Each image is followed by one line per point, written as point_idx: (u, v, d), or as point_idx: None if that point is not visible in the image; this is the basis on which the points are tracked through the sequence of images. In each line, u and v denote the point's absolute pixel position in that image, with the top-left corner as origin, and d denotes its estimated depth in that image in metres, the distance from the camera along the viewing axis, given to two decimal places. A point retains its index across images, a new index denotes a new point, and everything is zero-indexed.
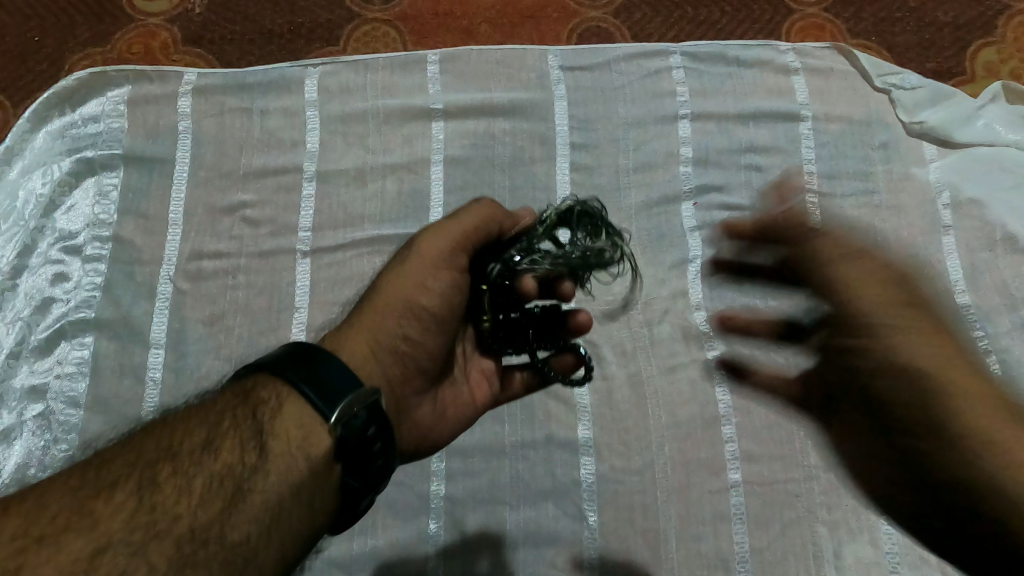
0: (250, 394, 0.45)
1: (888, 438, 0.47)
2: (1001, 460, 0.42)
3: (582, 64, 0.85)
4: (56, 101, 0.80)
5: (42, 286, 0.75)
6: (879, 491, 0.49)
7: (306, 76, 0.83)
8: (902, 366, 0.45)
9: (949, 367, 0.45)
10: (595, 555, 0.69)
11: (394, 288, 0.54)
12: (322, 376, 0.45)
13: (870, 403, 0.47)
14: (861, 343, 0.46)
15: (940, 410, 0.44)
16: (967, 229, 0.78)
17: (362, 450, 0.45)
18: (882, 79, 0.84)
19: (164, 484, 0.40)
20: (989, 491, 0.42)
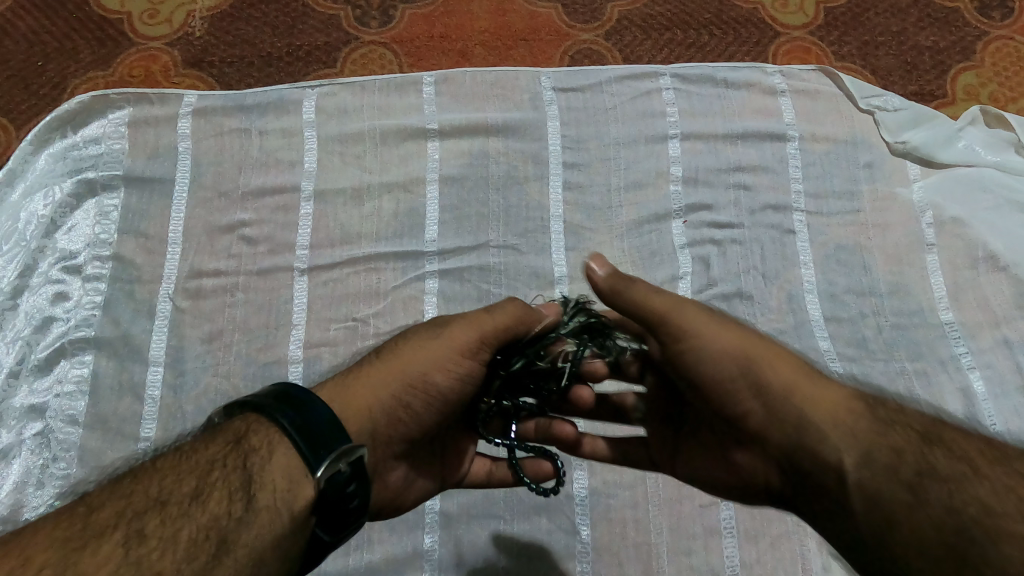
0: (242, 441, 0.48)
1: (731, 419, 0.54)
2: (814, 414, 0.49)
3: (574, 85, 0.87)
4: (58, 123, 0.82)
5: (42, 306, 0.76)
6: (743, 469, 0.55)
7: (303, 97, 0.85)
8: (719, 351, 0.53)
9: (760, 347, 0.53)
10: (588, 569, 0.70)
11: (412, 361, 0.58)
12: (312, 430, 0.48)
13: (707, 393, 0.54)
14: (686, 333, 0.54)
15: (756, 384, 0.52)
16: (950, 246, 0.80)
17: (338, 505, 0.48)
18: (866, 101, 0.86)
19: (150, 537, 0.41)
20: (808, 444, 0.49)
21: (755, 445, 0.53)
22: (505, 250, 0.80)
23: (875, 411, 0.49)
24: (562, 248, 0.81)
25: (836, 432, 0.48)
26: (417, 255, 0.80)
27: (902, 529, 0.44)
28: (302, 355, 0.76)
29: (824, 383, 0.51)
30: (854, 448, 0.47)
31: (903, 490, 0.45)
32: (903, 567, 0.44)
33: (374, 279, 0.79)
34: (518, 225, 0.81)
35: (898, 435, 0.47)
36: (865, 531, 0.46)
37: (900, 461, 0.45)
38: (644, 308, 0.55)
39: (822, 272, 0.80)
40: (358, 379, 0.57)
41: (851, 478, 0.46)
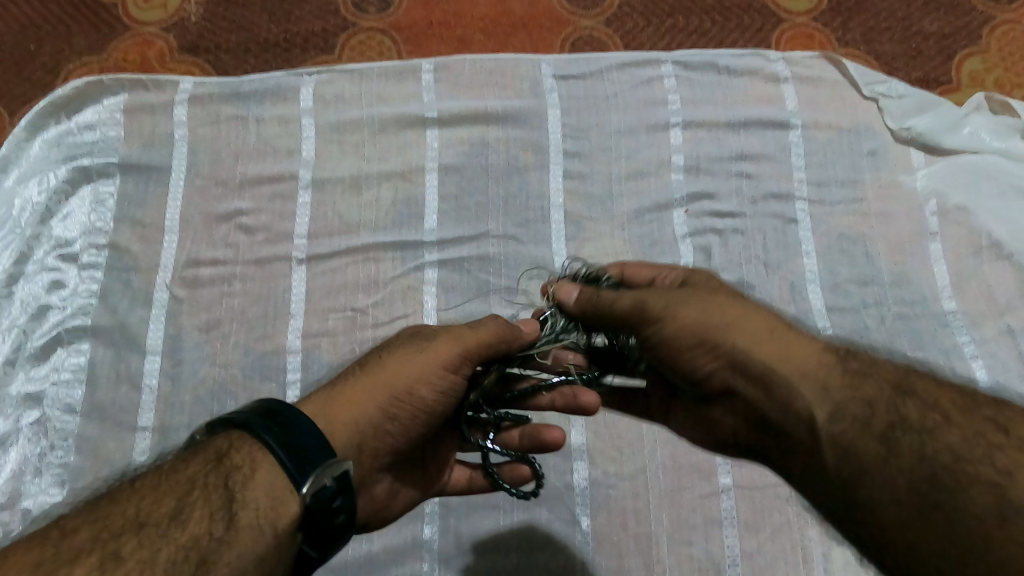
0: (224, 458, 0.48)
1: (696, 380, 0.53)
2: (781, 369, 0.49)
3: (574, 72, 0.86)
4: (52, 109, 0.81)
5: (38, 294, 0.75)
6: (715, 426, 0.55)
7: (301, 85, 0.84)
8: (679, 324, 0.53)
9: (721, 306, 0.53)
10: (588, 559, 0.69)
11: (396, 375, 0.57)
12: (295, 446, 0.48)
13: (672, 357, 0.54)
14: (646, 313, 0.55)
15: (719, 344, 0.51)
16: (953, 235, 0.80)
17: (326, 521, 0.48)
18: (871, 87, 0.85)
19: (128, 558, 0.42)
20: (775, 399, 0.49)
21: (724, 402, 0.53)
22: (505, 240, 0.80)
23: (846, 363, 0.49)
24: (562, 238, 0.80)
25: (802, 385, 0.48)
26: (416, 245, 0.79)
27: (874, 480, 0.44)
28: (300, 345, 0.75)
29: (789, 337, 0.50)
30: (821, 400, 0.47)
31: (873, 439, 0.45)
32: (873, 517, 0.44)
33: (372, 269, 0.78)
34: (518, 215, 0.81)
35: (871, 386, 0.47)
36: (835, 483, 0.46)
37: (873, 414, 0.46)
38: (612, 313, 0.57)
39: (824, 262, 0.79)
40: (343, 392, 0.56)
41: (822, 431, 0.47)
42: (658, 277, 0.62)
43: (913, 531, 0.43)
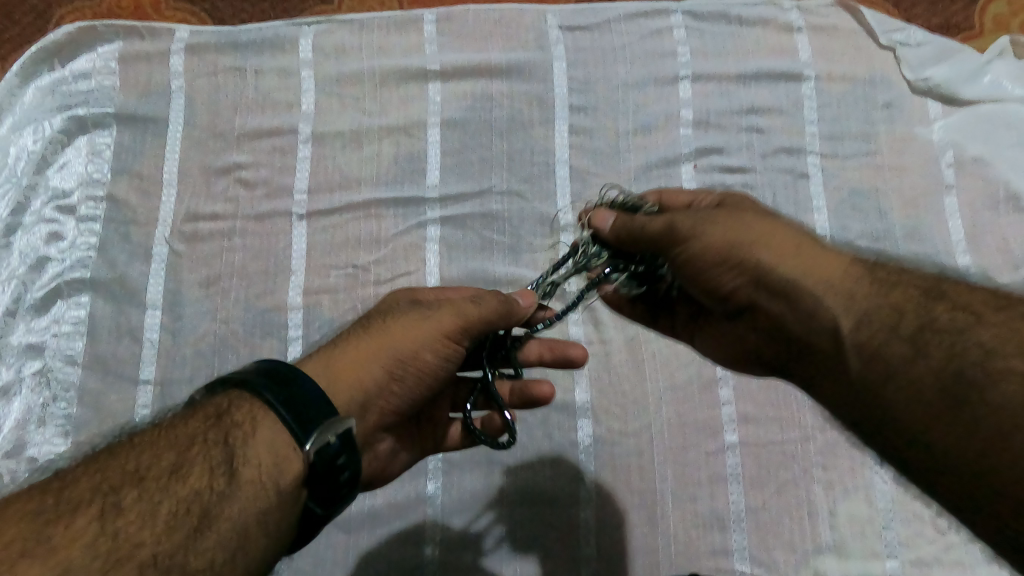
0: (224, 416, 0.46)
1: (719, 298, 0.52)
2: (807, 283, 0.47)
3: (581, 23, 0.83)
4: (45, 56, 0.79)
5: (36, 245, 0.75)
6: (739, 340, 0.55)
7: (300, 35, 0.82)
8: (706, 243, 0.50)
9: (748, 223, 0.50)
10: (592, 515, 0.69)
11: (394, 341, 0.54)
12: (298, 402, 0.46)
13: (697, 276, 0.52)
14: (675, 231, 0.51)
15: (745, 262, 0.49)
16: (969, 188, 0.78)
17: (330, 477, 0.46)
18: (888, 36, 0.82)
19: (127, 511, 0.42)
20: (800, 313, 0.48)
21: (748, 317, 0.52)
22: (509, 196, 0.78)
23: (875, 274, 0.48)
24: (567, 194, 0.78)
25: (828, 298, 0.47)
26: (418, 201, 0.77)
27: (898, 379, 0.45)
28: (301, 301, 0.74)
29: (817, 252, 0.48)
30: (847, 313, 0.46)
31: (900, 342, 0.45)
32: (897, 414, 0.45)
33: (374, 225, 0.77)
34: (522, 170, 0.79)
35: (900, 294, 0.47)
36: (858, 386, 0.46)
37: (900, 319, 0.45)
38: (643, 236, 0.53)
39: (836, 217, 0.77)
40: (346, 354, 0.54)
41: (846, 338, 0.46)
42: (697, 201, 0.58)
43: (937, 427, 0.44)
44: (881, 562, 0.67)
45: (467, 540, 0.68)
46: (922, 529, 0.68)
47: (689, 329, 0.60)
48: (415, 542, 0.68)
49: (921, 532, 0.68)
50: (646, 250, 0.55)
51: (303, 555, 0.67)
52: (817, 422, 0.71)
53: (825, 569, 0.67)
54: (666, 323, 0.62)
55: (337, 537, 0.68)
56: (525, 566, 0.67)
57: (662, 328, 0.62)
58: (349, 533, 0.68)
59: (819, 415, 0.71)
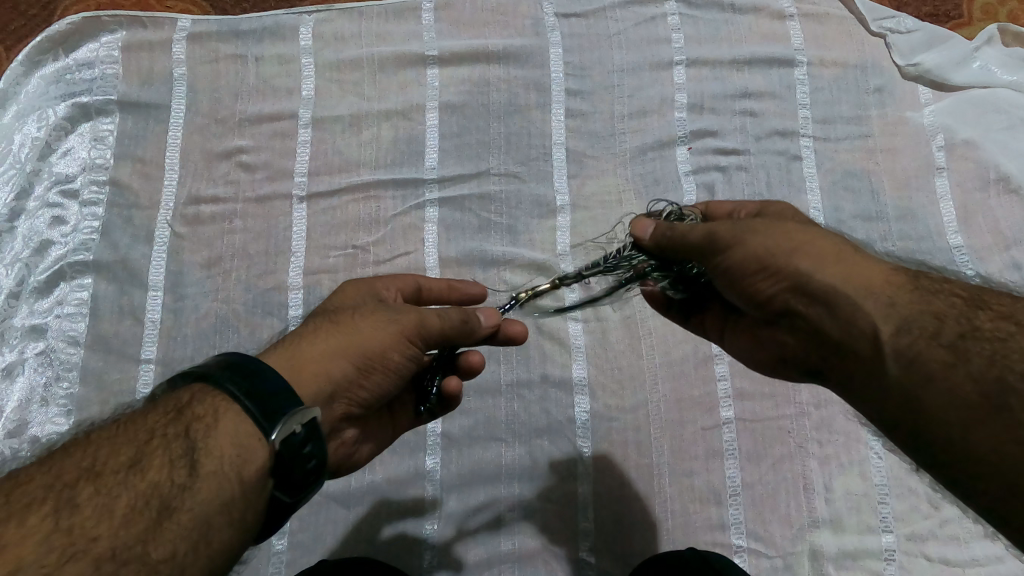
0: (185, 410, 0.44)
1: (757, 303, 0.51)
2: (845, 287, 0.47)
3: (576, 11, 0.84)
4: (49, 45, 0.81)
5: (40, 229, 0.76)
6: (775, 344, 0.54)
7: (300, 24, 0.83)
8: (745, 251, 0.49)
9: (789, 232, 0.49)
10: (590, 489, 0.70)
11: (358, 341, 0.51)
12: (262, 393, 0.44)
13: (736, 284, 0.51)
14: (717, 240, 0.50)
15: (783, 268, 0.48)
16: (960, 170, 0.79)
17: (296, 466, 0.44)
18: (878, 23, 0.84)
19: (84, 505, 0.39)
20: (839, 317, 0.47)
21: (784, 322, 0.51)
22: (506, 178, 0.79)
23: (915, 281, 0.47)
24: (563, 176, 0.80)
25: (867, 302, 0.46)
26: (417, 183, 0.79)
27: (939, 386, 0.44)
28: (302, 282, 0.75)
29: (857, 260, 0.48)
30: (886, 317, 0.45)
31: (940, 348, 0.44)
32: (937, 423, 0.44)
33: (374, 207, 0.78)
34: (519, 153, 0.80)
35: (940, 300, 0.46)
36: (896, 394, 0.45)
37: (941, 326, 0.45)
38: (683, 244, 0.53)
39: (829, 198, 0.78)
40: (310, 349, 0.50)
41: (885, 344, 0.45)
42: (737, 211, 0.59)
43: (975, 433, 0.43)
44: (877, 536, 0.68)
45: (466, 516, 0.69)
46: (917, 503, 0.69)
47: (721, 330, 0.61)
48: (414, 517, 0.69)
49: (916, 506, 0.69)
50: (682, 257, 0.54)
51: (304, 530, 0.68)
52: (811, 399, 0.72)
53: (822, 543, 0.68)
54: (698, 320, 0.62)
55: (337, 513, 0.68)
56: (523, 539, 0.68)
57: (693, 326, 0.63)
58: (348, 509, 0.68)
59: (813, 391, 0.72)
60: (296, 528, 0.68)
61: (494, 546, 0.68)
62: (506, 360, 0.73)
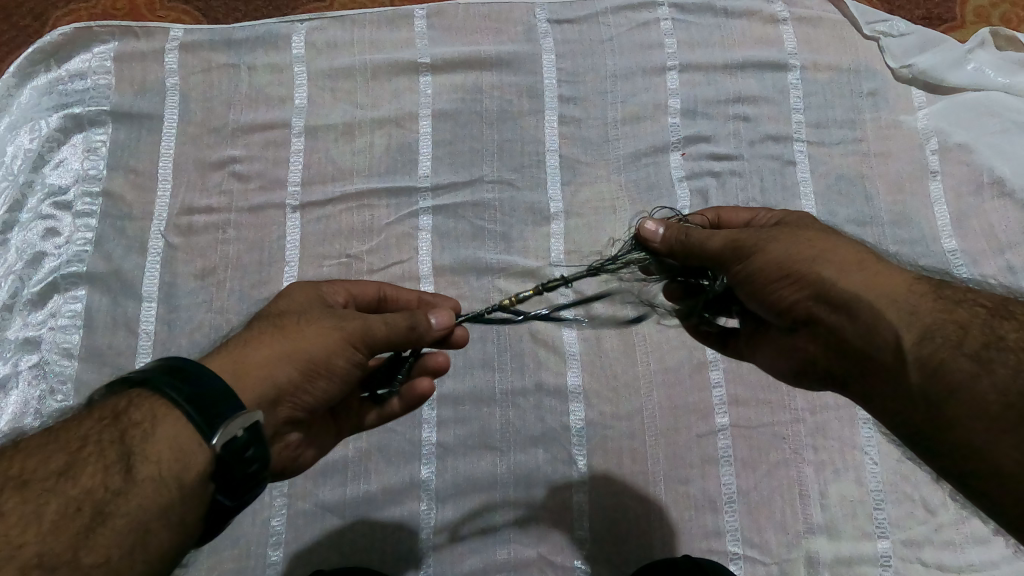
0: (121, 415, 0.43)
1: (778, 313, 0.51)
2: (867, 295, 0.46)
3: (570, 17, 0.84)
4: (42, 56, 0.81)
5: (33, 241, 0.76)
6: (796, 354, 0.53)
7: (293, 32, 0.83)
8: (768, 257, 0.50)
9: (811, 240, 0.50)
10: (585, 497, 0.69)
11: (303, 345, 0.51)
12: (205, 397, 0.43)
13: (758, 293, 0.51)
14: (740, 248, 0.51)
15: (805, 276, 0.48)
16: (954, 174, 0.79)
17: (237, 470, 0.43)
18: (871, 27, 0.84)
19: (9, 514, 0.39)
20: (861, 326, 0.47)
21: (806, 330, 0.50)
22: (499, 185, 0.79)
23: (939, 290, 0.47)
24: (557, 183, 0.79)
25: (890, 311, 0.46)
26: (410, 191, 0.78)
27: (964, 395, 0.43)
28: None
29: (878, 267, 0.48)
30: (908, 324, 0.45)
31: (964, 358, 0.44)
32: (962, 431, 0.44)
33: (367, 216, 0.78)
34: (512, 160, 0.80)
35: (965, 309, 0.46)
36: (919, 402, 0.45)
37: (965, 335, 0.44)
38: (703, 253, 0.54)
39: (823, 203, 0.78)
40: (256, 351, 0.50)
41: (908, 354, 0.45)
42: (755, 219, 0.59)
43: (1003, 442, 0.42)
44: (872, 542, 0.68)
45: (462, 525, 0.69)
46: (913, 509, 0.69)
47: (751, 345, 0.59)
48: (409, 527, 0.68)
49: (912, 513, 0.69)
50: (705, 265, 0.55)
51: (298, 541, 0.68)
52: (806, 405, 0.72)
53: (818, 550, 0.67)
54: (733, 344, 0.61)
55: (332, 523, 0.68)
56: (519, 548, 0.68)
57: (730, 352, 0.62)
58: (343, 519, 0.68)
59: (808, 396, 0.72)
60: (291, 539, 0.68)
61: (489, 555, 0.68)
62: (501, 368, 0.73)
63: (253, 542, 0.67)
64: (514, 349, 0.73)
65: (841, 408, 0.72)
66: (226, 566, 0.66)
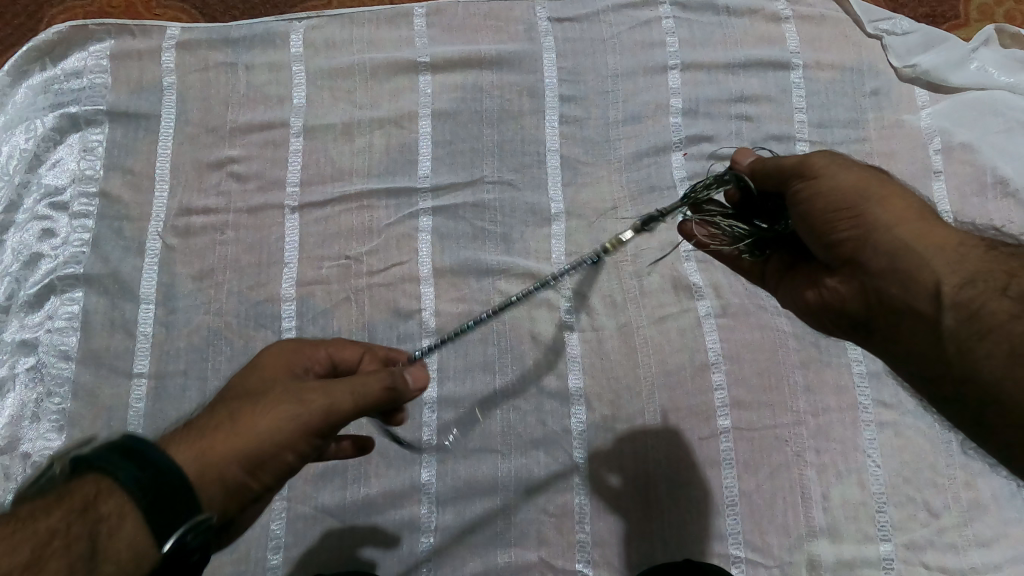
0: (91, 508, 0.42)
1: (824, 246, 0.51)
2: (916, 242, 0.47)
3: (571, 15, 0.84)
4: (36, 55, 0.80)
5: (29, 242, 0.75)
6: (820, 294, 0.52)
7: (291, 31, 0.82)
8: (835, 184, 0.50)
9: (884, 188, 0.50)
10: (585, 500, 0.69)
11: (250, 433, 0.49)
12: (172, 497, 0.44)
13: (809, 219, 0.51)
14: (807, 167, 0.51)
15: (864, 214, 0.49)
16: (958, 174, 0.79)
17: (180, 563, 0.44)
18: (875, 25, 0.83)
19: None
20: (903, 272, 0.47)
21: (843, 270, 0.50)
22: (500, 185, 0.78)
23: (987, 245, 0.48)
24: (557, 183, 0.79)
25: (938, 257, 0.47)
26: (410, 192, 0.78)
27: (998, 336, 0.45)
28: (294, 293, 0.74)
29: (935, 221, 0.48)
30: (953, 272, 0.46)
31: (1003, 304, 0.45)
32: (984, 372, 0.45)
33: (366, 216, 0.77)
34: (513, 160, 0.79)
35: (1010, 261, 0.47)
36: (949, 345, 0.46)
37: (1009, 282, 0.46)
38: (779, 163, 0.54)
39: None
40: (212, 436, 0.48)
41: (947, 297, 0.46)
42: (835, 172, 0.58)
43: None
44: (874, 545, 0.68)
45: (462, 529, 0.68)
46: (915, 512, 0.69)
47: (778, 280, 0.58)
48: (409, 531, 0.68)
49: (914, 515, 0.68)
50: (773, 188, 0.55)
51: (297, 545, 0.67)
52: (808, 407, 0.71)
53: (820, 553, 0.67)
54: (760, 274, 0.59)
55: (333, 527, 0.68)
56: (518, 552, 0.68)
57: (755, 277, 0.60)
58: (344, 522, 0.68)
59: (810, 399, 0.71)
60: (290, 543, 0.67)
61: (489, 559, 0.68)
62: (501, 370, 0.72)
63: (252, 546, 0.67)
64: (515, 351, 0.73)
65: (843, 410, 0.71)
66: (226, 570, 0.66)
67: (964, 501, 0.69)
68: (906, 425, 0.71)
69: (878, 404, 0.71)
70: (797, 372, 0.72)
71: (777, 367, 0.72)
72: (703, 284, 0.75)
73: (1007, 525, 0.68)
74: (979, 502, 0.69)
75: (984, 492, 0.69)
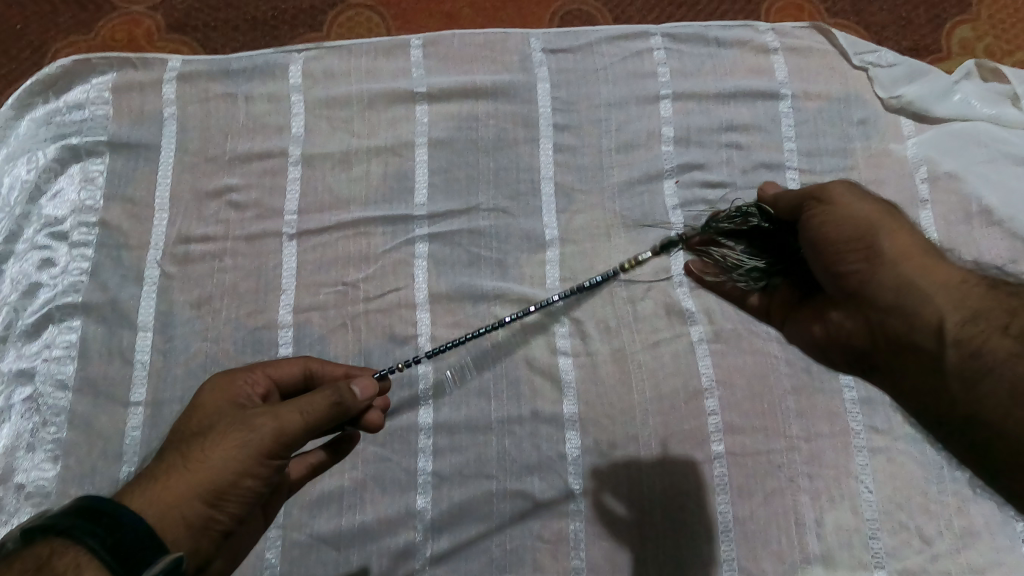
0: (45, 566, 0.43)
1: (830, 276, 0.53)
2: (918, 279, 0.49)
3: (564, 46, 0.86)
4: (40, 88, 0.82)
5: (29, 272, 0.76)
6: (826, 327, 0.54)
7: (290, 62, 0.84)
8: (847, 214, 0.52)
9: (893, 225, 0.51)
10: (581, 526, 0.70)
11: (203, 471, 0.51)
12: (127, 543, 0.45)
13: (820, 245, 0.53)
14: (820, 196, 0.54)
15: (872, 246, 0.50)
16: (945, 202, 0.80)
17: None
18: (860, 57, 0.85)
19: None
20: (904, 308, 0.49)
21: (848, 304, 0.52)
22: (495, 213, 0.80)
23: (993, 283, 0.48)
24: (552, 211, 0.80)
25: (940, 295, 0.48)
26: (407, 219, 0.79)
27: (997, 373, 0.45)
28: (291, 320, 0.75)
29: (940, 260, 0.49)
30: (956, 308, 0.47)
31: (1006, 340, 0.45)
32: (984, 409, 0.45)
33: (363, 244, 0.78)
34: (509, 188, 0.81)
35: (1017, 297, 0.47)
36: (951, 380, 0.46)
37: (1013, 318, 0.46)
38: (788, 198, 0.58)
39: None
40: (170, 481, 0.50)
41: (949, 333, 0.47)
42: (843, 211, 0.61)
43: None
44: (868, 572, 0.68)
45: (457, 556, 0.68)
46: (909, 538, 0.69)
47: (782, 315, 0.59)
48: (404, 559, 0.68)
49: (908, 542, 0.69)
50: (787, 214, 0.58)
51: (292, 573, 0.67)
52: (801, 432, 0.72)
53: None
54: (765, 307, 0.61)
55: (328, 555, 0.68)
56: None
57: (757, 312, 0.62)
58: (339, 550, 0.68)
59: (803, 425, 0.72)
60: (285, 571, 0.67)
61: None
62: (496, 396, 0.73)
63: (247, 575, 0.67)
64: (510, 377, 0.74)
65: (836, 436, 0.72)
66: None
67: (957, 528, 0.69)
68: (898, 451, 0.71)
69: (871, 430, 0.72)
70: (790, 398, 0.73)
71: (769, 393, 0.73)
72: (696, 310, 0.76)
73: (1001, 552, 0.69)
74: (972, 529, 0.69)
75: (978, 518, 0.70)
